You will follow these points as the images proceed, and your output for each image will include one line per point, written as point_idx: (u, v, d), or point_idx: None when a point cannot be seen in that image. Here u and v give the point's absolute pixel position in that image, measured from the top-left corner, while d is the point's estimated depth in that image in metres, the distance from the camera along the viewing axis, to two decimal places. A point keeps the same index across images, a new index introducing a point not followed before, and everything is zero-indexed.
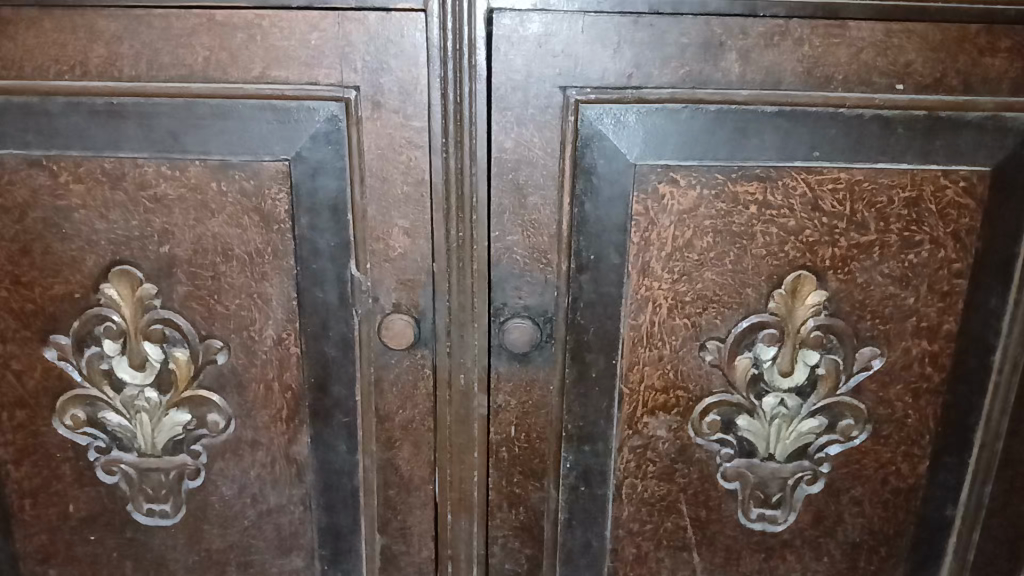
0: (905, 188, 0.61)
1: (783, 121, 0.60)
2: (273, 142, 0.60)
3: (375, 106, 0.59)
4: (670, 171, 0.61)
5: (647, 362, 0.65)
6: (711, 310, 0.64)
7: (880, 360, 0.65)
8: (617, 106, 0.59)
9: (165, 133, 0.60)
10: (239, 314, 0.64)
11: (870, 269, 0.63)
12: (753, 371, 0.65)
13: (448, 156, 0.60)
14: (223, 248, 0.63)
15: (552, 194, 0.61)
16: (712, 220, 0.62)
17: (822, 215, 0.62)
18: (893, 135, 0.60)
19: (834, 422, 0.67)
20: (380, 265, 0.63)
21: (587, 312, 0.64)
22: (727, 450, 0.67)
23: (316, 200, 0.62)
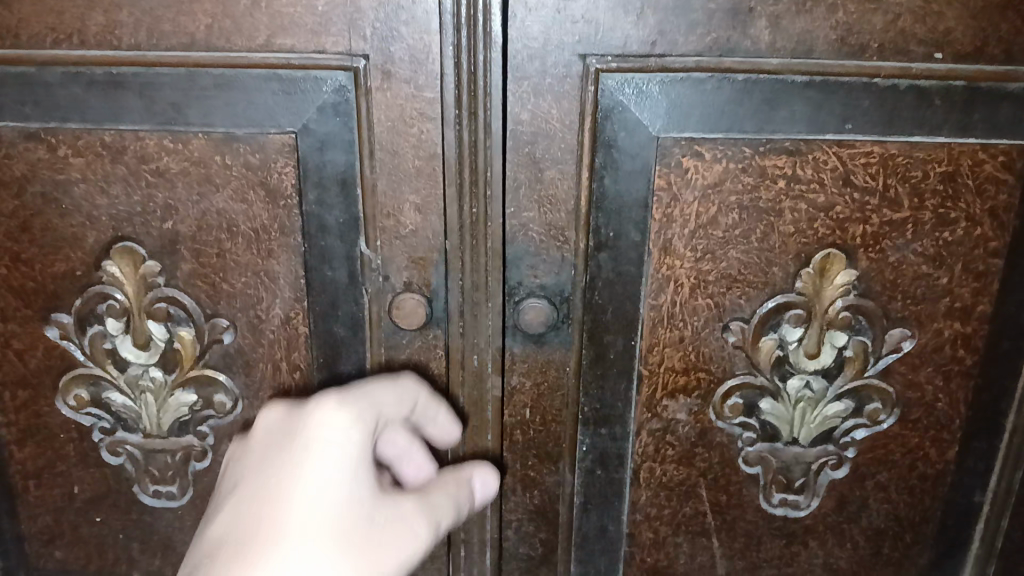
0: (941, 162, 0.58)
1: (814, 91, 0.57)
2: (280, 114, 0.58)
3: (385, 76, 0.57)
4: (695, 144, 0.58)
5: (667, 343, 0.63)
6: (735, 289, 0.61)
7: (911, 343, 0.63)
8: (639, 76, 0.57)
9: (167, 105, 0.58)
10: (245, 292, 0.62)
11: (903, 248, 0.60)
12: (778, 353, 0.63)
13: (460, 127, 0.58)
14: (229, 224, 0.61)
15: (571, 168, 0.59)
16: (738, 196, 0.59)
17: (853, 190, 0.59)
18: (930, 106, 0.57)
19: (861, 406, 0.64)
20: (391, 242, 0.61)
21: (607, 292, 0.62)
22: (749, 434, 0.65)
23: (324, 175, 0.59)
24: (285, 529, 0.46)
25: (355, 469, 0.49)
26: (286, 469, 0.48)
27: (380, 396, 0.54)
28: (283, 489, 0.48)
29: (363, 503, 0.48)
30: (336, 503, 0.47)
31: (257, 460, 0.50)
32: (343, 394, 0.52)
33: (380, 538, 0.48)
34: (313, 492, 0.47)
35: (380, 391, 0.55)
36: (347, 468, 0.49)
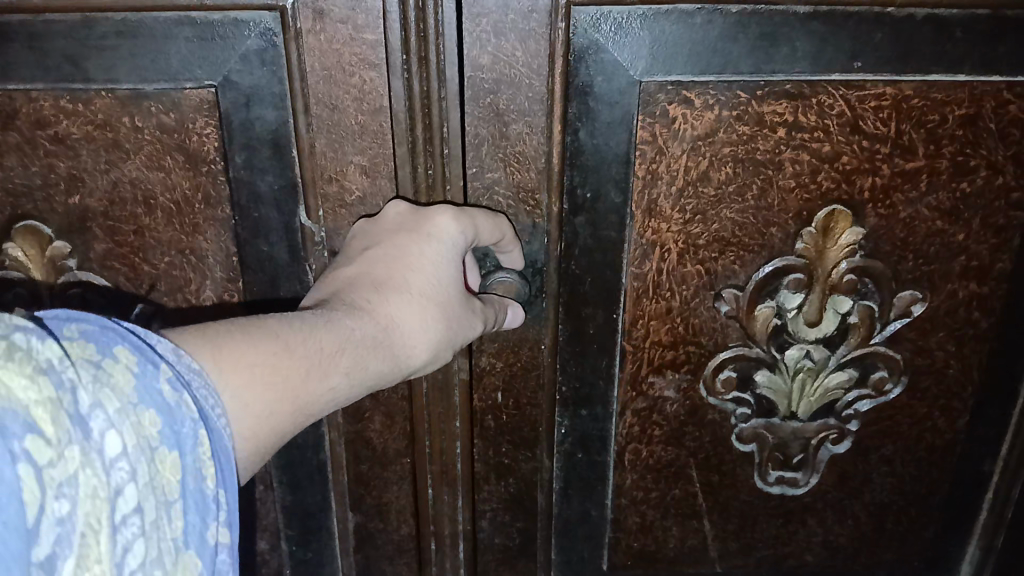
0: (961, 104, 0.51)
1: (819, 24, 0.49)
2: (195, 65, 0.49)
3: (317, 15, 0.48)
4: (682, 89, 0.50)
5: (652, 316, 0.56)
6: (729, 254, 0.55)
7: (921, 308, 0.57)
8: (617, 9, 0.48)
9: (63, 59, 0.49)
10: (170, 274, 0.55)
11: (916, 203, 0.54)
12: (776, 321, 0.56)
13: (410, 76, 0.49)
14: (145, 196, 0.52)
15: (540, 120, 0.51)
16: (731, 147, 0.52)
17: (862, 138, 0.52)
18: (950, 39, 0.49)
19: (865, 376, 0.58)
20: (335, 211, 0.53)
21: (585, 260, 0.55)
22: (743, 409, 0.59)
23: (251, 135, 0.51)
24: (411, 277, 0.47)
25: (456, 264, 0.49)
26: (406, 244, 0.48)
27: (481, 222, 0.50)
28: (412, 248, 0.48)
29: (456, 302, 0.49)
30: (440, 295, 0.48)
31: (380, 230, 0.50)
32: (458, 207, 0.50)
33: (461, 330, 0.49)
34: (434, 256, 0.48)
35: (488, 220, 0.51)
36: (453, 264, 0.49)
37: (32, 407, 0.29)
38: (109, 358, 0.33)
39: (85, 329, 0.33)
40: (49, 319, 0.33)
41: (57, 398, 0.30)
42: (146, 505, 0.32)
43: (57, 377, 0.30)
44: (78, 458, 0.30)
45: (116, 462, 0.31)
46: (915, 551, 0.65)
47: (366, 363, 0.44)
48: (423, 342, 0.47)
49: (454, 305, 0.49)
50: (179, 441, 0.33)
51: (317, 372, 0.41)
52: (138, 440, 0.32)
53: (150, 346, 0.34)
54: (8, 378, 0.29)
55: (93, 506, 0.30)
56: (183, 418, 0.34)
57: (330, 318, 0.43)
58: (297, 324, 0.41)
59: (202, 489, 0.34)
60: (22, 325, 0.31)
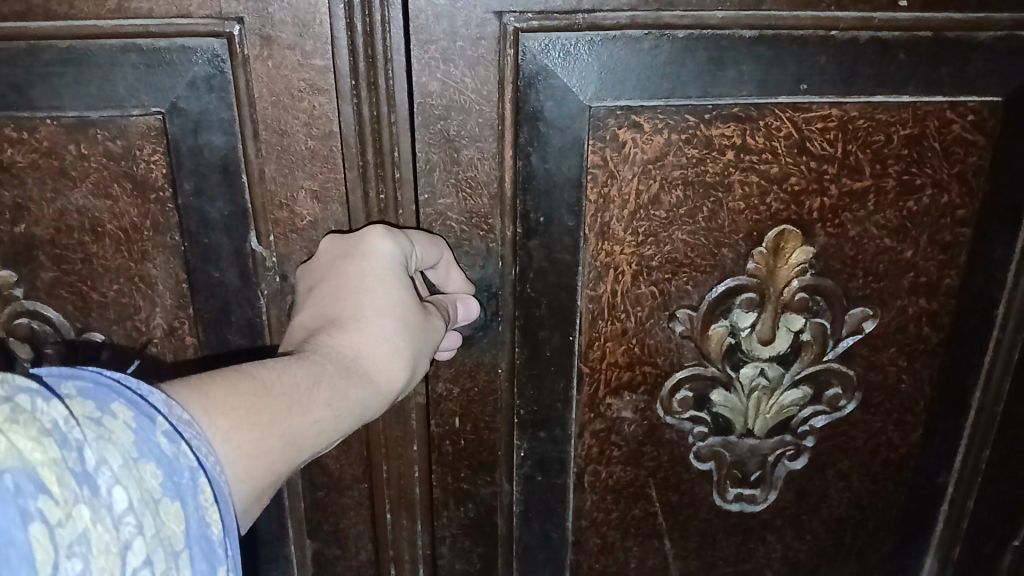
0: (906, 125, 0.52)
1: (765, 48, 0.49)
2: (141, 91, 0.49)
3: (264, 42, 0.47)
4: (632, 113, 0.51)
5: (607, 338, 0.57)
6: (682, 275, 0.55)
7: (871, 324, 0.57)
8: (564, 35, 0.48)
9: (5, 86, 0.48)
10: (119, 302, 0.54)
11: (863, 222, 0.54)
12: (729, 340, 0.57)
13: (359, 100, 0.49)
14: (92, 224, 0.52)
15: (491, 146, 0.51)
16: (682, 170, 0.52)
17: (810, 159, 0.52)
18: (894, 62, 0.50)
19: (819, 393, 0.59)
20: (286, 237, 0.52)
21: (539, 282, 0.55)
22: (698, 428, 0.59)
23: (200, 161, 0.50)
24: (374, 304, 0.47)
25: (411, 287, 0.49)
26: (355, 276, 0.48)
27: (421, 244, 0.50)
28: (363, 277, 0.48)
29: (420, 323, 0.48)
30: (404, 317, 0.48)
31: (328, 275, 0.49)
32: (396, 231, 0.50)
33: (428, 348, 0.49)
34: (399, 282, 0.48)
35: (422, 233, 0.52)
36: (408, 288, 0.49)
37: (37, 466, 0.29)
38: (107, 414, 0.32)
39: (81, 386, 0.33)
40: (47, 375, 0.33)
41: (62, 458, 0.30)
42: (156, 556, 0.31)
43: (61, 435, 0.30)
44: (86, 516, 0.30)
45: (123, 517, 0.31)
46: (874, 565, 0.66)
47: (347, 392, 0.43)
48: (398, 366, 0.47)
49: (426, 330, 0.49)
50: (180, 491, 0.33)
51: (298, 406, 0.40)
52: (141, 494, 0.31)
53: (145, 397, 0.34)
54: (14, 439, 0.29)
55: (106, 563, 0.30)
56: (183, 466, 0.33)
57: (300, 359, 0.43)
58: (269, 367, 0.41)
59: (208, 536, 0.34)
60: (25, 386, 0.31)
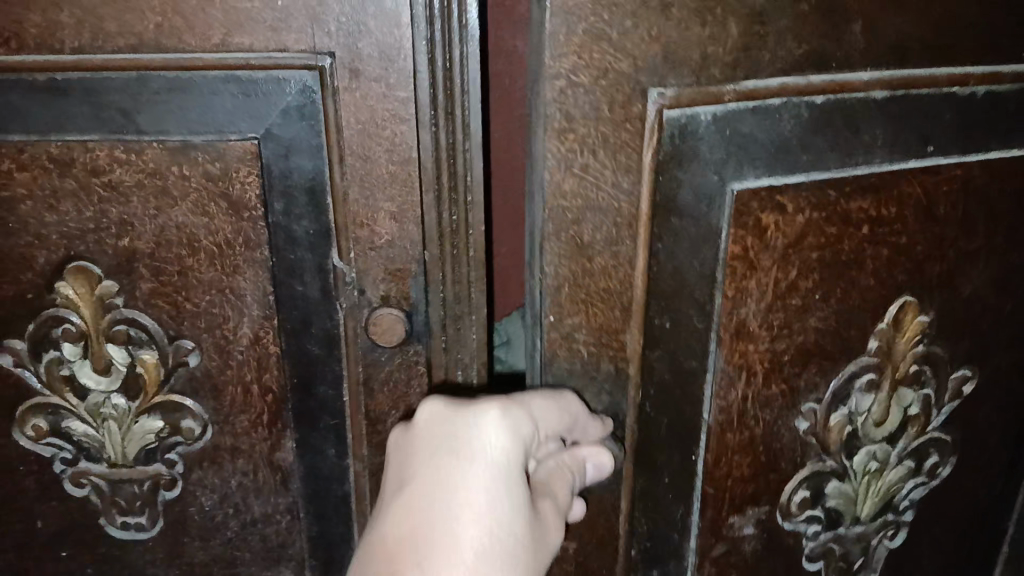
0: (984, 178, 0.61)
1: (895, 108, 0.56)
2: (239, 118, 0.53)
3: (353, 75, 0.52)
4: (773, 179, 0.55)
5: (737, 406, 0.62)
6: (812, 365, 0.62)
7: (972, 383, 0.69)
8: (710, 110, 0.53)
9: (116, 112, 0.53)
10: (209, 311, 0.58)
11: (951, 274, 0.63)
12: (849, 428, 0.65)
13: (437, 129, 0.54)
14: (189, 239, 0.56)
15: (619, 217, 0.54)
16: (820, 246, 0.59)
17: (929, 222, 0.61)
18: (977, 113, 0.59)
19: (920, 462, 0.69)
20: (365, 253, 0.56)
21: (676, 364, 0.60)
22: (830, 482, 0.67)
23: (290, 183, 0.55)
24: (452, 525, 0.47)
25: (511, 464, 0.50)
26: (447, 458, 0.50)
27: (536, 411, 0.53)
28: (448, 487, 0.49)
29: (509, 498, 0.49)
30: (484, 491, 0.48)
31: (424, 450, 0.51)
32: (507, 403, 0.52)
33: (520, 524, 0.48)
34: (487, 480, 0.49)
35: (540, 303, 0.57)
36: (504, 464, 0.50)
37: None
38: None
39: None
40: None
41: None
42: None
43: None
44: None
45: None
46: None
47: None
48: (475, 540, 0.47)
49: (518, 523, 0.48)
50: None
51: None
52: None
53: None
54: None
55: None
56: None
57: None
58: None
59: None
60: None
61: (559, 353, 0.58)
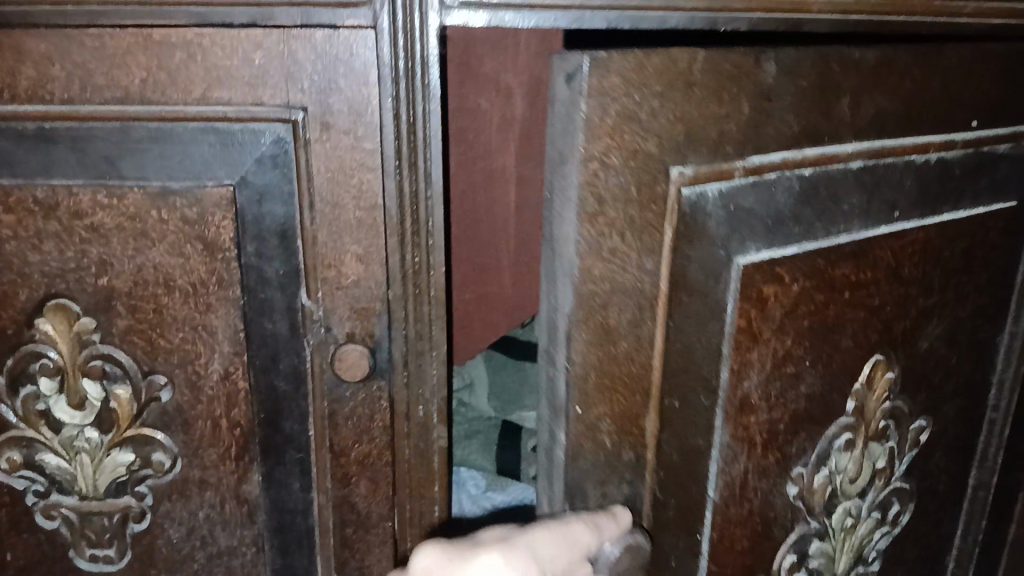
0: (939, 239, 0.71)
1: (869, 178, 0.65)
2: (216, 166, 0.57)
3: (323, 127, 0.56)
4: (775, 249, 0.62)
5: (738, 477, 0.66)
6: (802, 430, 0.69)
7: (926, 432, 0.78)
8: (724, 188, 0.57)
9: (101, 159, 0.57)
10: (182, 348, 0.61)
11: (910, 328, 0.72)
12: (831, 484, 0.72)
13: (401, 178, 0.58)
14: (165, 278, 0.59)
15: (642, 302, 0.57)
16: (812, 310, 0.66)
17: (897, 282, 0.70)
18: (933, 176, 0.68)
19: (886, 514, 0.78)
20: (332, 293, 0.60)
21: (683, 444, 0.63)
22: (814, 541, 0.74)
23: (262, 226, 0.59)
24: None
25: None
26: None
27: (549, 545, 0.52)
28: None
29: None
30: None
31: None
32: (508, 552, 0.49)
33: None
34: None
35: (563, 389, 0.58)
36: None
37: None
38: None
39: None
40: None
41: None
42: None
43: None
44: None
45: None
46: None
47: None
48: None
49: None
50: None
51: None
52: None
53: None
54: None
55: None
56: None
57: None
58: None
59: None
60: None
61: (583, 444, 0.59)
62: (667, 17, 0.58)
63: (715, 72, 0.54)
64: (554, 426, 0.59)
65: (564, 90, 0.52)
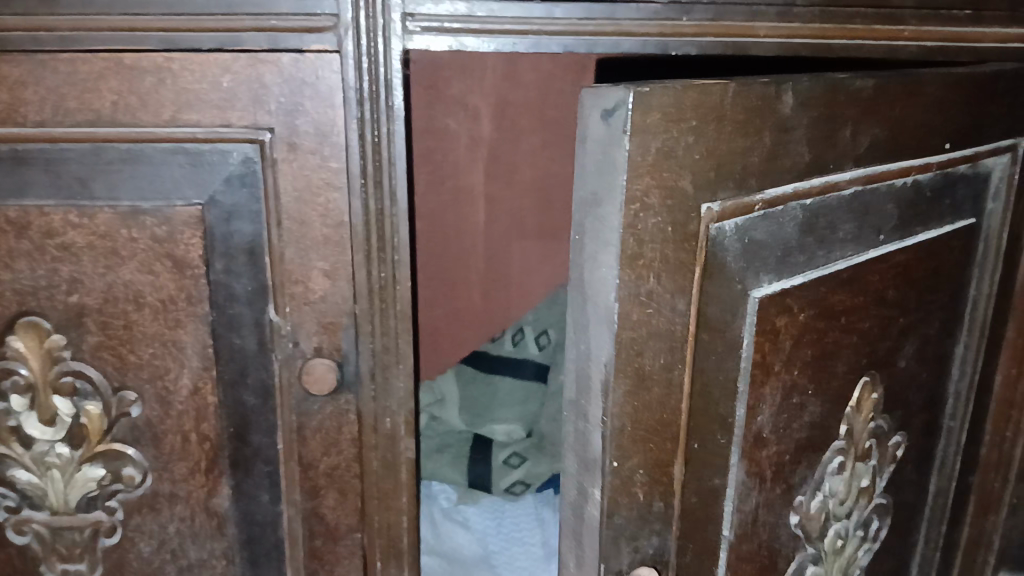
0: (914, 261, 0.70)
1: (859, 202, 0.63)
2: (185, 186, 0.59)
3: (290, 148, 0.58)
4: (782, 279, 0.59)
5: (750, 511, 0.65)
6: (802, 457, 0.67)
7: (903, 445, 0.78)
8: (742, 222, 0.55)
9: (73, 179, 0.58)
10: (152, 363, 0.62)
11: (890, 349, 0.72)
12: (822, 506, 0.72)
13: (367, 196, 0.60)
14: (135, 295, 0.61)
15: (672, 347, 0.53)
16: (811, 339, 0.64)
17: (878, 306, 0.69)
18: (910, 199, 0.67)
19: (868, 530, 0.78)
20: (300, 308, 0.62)
21: (705, 487, 0.60)
22: (810, 566, 0.73)
23: (230, 244, 0.60)
24: None
25: None
26: None
27: None
28: None
29: None
30: None
31: None
32: None
33: None
34: None
35: (600, 443, 0.53)
36: None
37: None
38: None
39: None
40: None
41: None
42: None
43: None
44: None
45: None
46: None
47: None
48: None
49: None
50: None
51: None
52: None
53: None
54: None
55: None
56: None
57: None
58: None
59: None
60: None
61: (620, 502, 0.55)
62: (621, 42, 0.60)
63: (735, 107, 0.50)
64: (586, 480, 0.55)
65: (603, 129, 0.47)
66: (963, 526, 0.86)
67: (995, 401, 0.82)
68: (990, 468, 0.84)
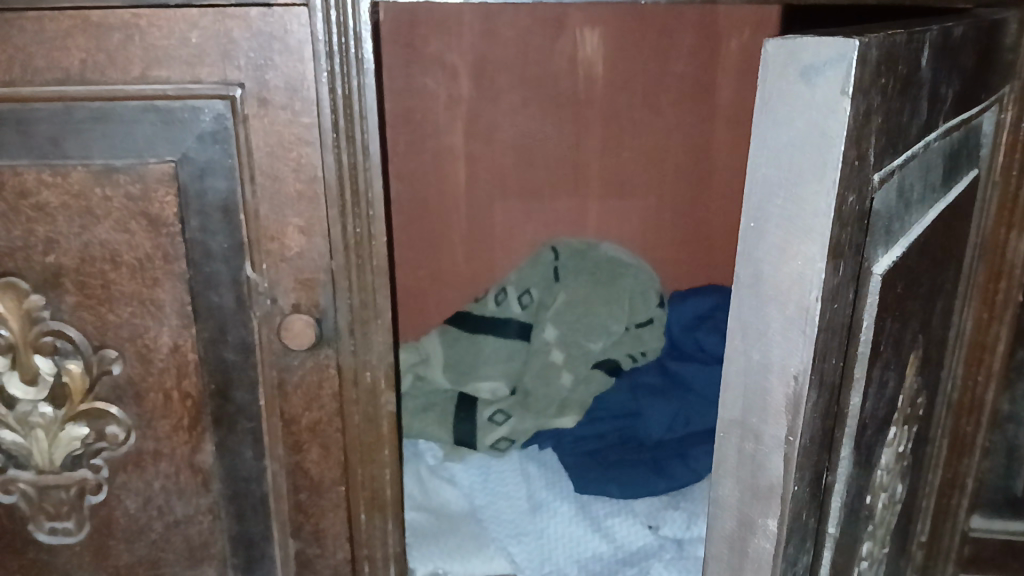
0: (950, 216, 0.69)
1: (932, 159, 0.60)
2: (157, 143, 0.59)
3: (262, 103, 0.58)
4: (890, 250, 0.55)
5: (845, 499, 0.61)
6: (876, 433, 0.65)
7: (923, 405, 0.78)
8: (881, 190, 0.50)
9: (44, 139, 0.58)
10: (132, 322, 0.63)
11: (930, 308, 0.71)
12: (881, 478, 0.71)
13: (340, 151, 0.60)
14: (112, 254, 0.61)
15: (835, 342, 0.49)
16: (898, 311, 0.60)
17: (930, 267, 0.67)
18: (953, 152, 0.66)
19: (898, 493, 0.78)
20: (276, 265, 0.62)
21: (822, 484, 0.55)
22: (865, 542, 0.73)
23: (204, 201, 0.60)
24: None
25: None
26: None
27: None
28: None
29: None
30: None
31: None
32: None
33: None
34: None
35: (782, 463, 0.50)
36: None
37: None
38: None
39: None
40: None
41: None
42: None
43: None
44: None
45: None
46: None
47: None
48: None
49: None
50: None
51: None
52: None
53: None
54: None
55: None
56: None
57: None
58: None
59: None
60: None
61: (791, 529, 0.52)
62: None
63: (903, 62, 0.46)
64: (758, 506, 0.52)
65: (803, 93, 0.42)
66: (939, 470, 0.87)
67: (969, 344, 0.82)
68: (964, 413, 0.85)
